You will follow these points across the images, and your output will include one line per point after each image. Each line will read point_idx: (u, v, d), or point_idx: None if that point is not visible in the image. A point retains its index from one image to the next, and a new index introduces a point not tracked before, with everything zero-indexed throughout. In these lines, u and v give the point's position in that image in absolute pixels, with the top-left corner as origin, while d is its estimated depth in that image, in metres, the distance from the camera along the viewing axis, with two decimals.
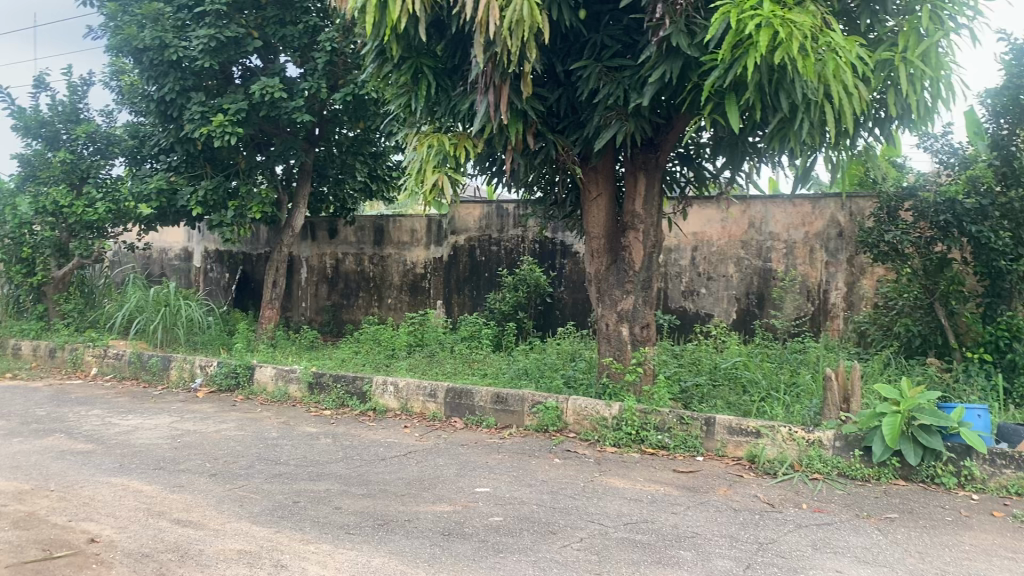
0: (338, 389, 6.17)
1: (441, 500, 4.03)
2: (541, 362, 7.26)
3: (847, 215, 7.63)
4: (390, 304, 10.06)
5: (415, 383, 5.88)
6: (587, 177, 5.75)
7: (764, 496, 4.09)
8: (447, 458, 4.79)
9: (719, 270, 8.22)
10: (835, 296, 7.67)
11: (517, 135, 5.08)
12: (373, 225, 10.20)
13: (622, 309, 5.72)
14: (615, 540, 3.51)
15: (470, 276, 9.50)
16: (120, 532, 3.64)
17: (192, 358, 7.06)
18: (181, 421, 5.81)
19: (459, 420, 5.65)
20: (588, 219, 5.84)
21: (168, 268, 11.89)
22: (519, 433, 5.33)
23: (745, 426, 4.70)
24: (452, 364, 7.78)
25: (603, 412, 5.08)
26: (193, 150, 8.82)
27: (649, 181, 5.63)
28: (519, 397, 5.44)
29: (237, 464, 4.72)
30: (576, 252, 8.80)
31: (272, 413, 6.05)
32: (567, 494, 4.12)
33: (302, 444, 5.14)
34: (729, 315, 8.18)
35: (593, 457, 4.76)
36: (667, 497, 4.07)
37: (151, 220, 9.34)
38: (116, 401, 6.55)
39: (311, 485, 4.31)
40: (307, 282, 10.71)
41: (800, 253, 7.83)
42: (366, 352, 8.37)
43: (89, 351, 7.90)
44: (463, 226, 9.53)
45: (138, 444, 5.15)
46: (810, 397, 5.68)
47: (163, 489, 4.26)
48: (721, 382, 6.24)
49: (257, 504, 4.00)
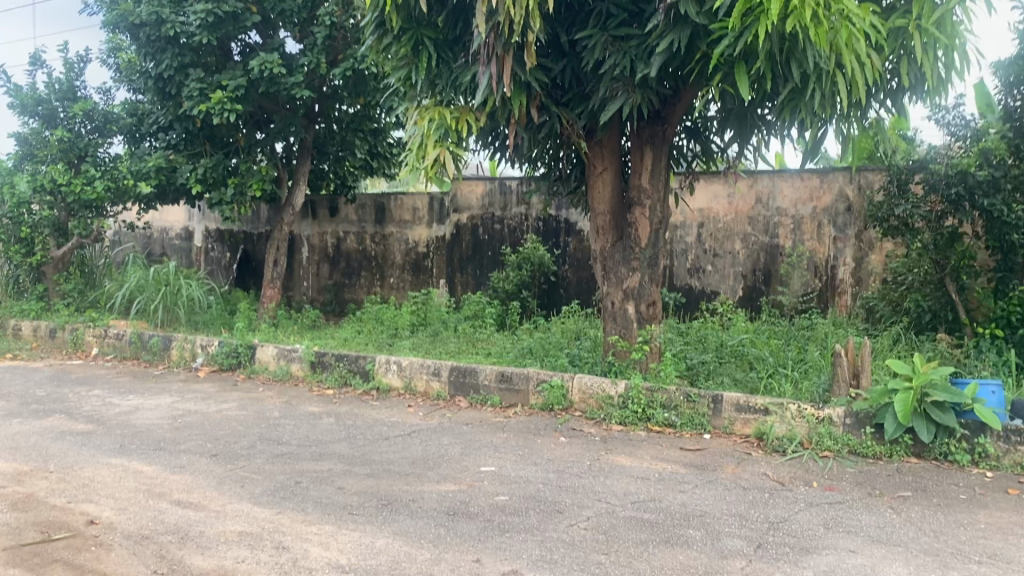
0: (341, 368, 6.10)
1: (446, 480, 3.96)
2: (545, 341, 7.18)
3: (856, 189, 7.52)
4: (392, 283, 9.98)
5: (418, 361, 5.81)
6: (592, 152, 5.64)
7: (773, 474, 4.02)
8: (452, 437, 4.72)
9: (725, 247, 8.12)
10: (843, 272, 7.58)
11: (520, 108, 4.99)
12: (375, 203, 10.09)
13: (628, 286, 5.64)
14: (623, 519, 3.43)
15: (473, 255, 9.40)
16: (119, 513, 3.58)
17: (193, 338, 7.00)
18: (182, 400, 5.75)
19: (463, 399, 5.58)
20: (593, 195, 5.74)
21: (169, 247, 11.82)
22: (524, 411, 5.26)
23: (754, 403, 4.62)
24: (455, 343, 7.71)
25: (609, 390, 5.01)
26: (192, 128, 8.72)
27: (656, 155, 5.52)
28: (523, 375, 5.37)
29: (239, 444, 4.66)
30: (580, 230, 8.70)
31: (274, 392, 5.98)
32: (574, 473, 4.05)
33: (305, 423, 5.07)
34: (735, 292, 8.09)
35: (600, 436, 4.69)
36: (675, 476, 4.00)
37: (150, 199, 9.24)
38: (117, 381, 6.49)
39: (313, 465, 4.24)
40: (309, 261, 10.63)
41: (808, 229, 7.73)
42: (369, 331, 8.30)
43: (89, 331, 7.83)
44: (466, 204, 9.42)
45: (139, 425, 5.09)
46: (819, 373, 5.61)
47: (163, 470, 4.19)
48: (727, 359, 6.17)
49: (258, 485, 3.94)
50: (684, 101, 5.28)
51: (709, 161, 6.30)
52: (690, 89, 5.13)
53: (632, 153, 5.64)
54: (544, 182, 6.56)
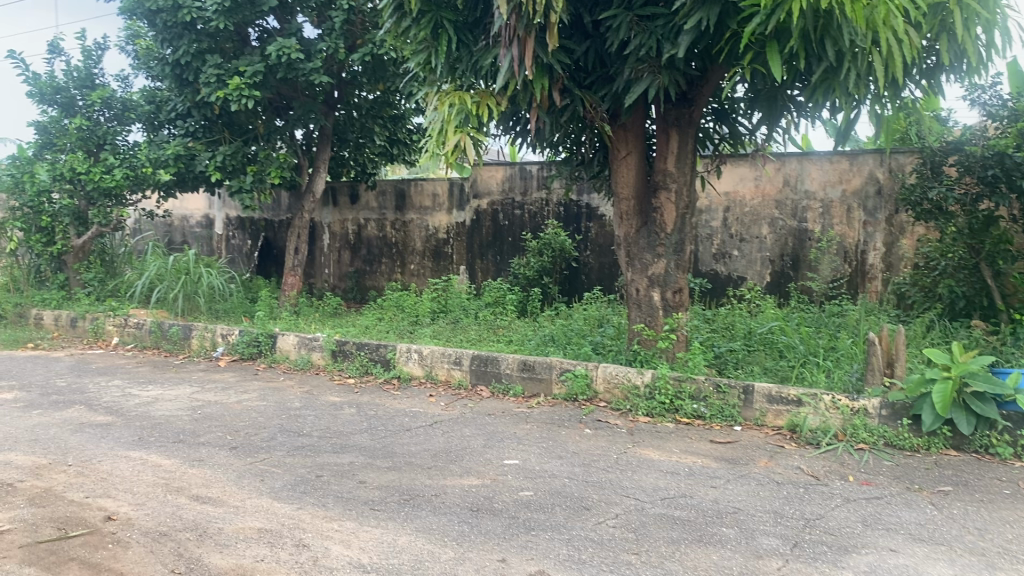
0: (361, 357, 6.02)
1: (469, 474, 3.87)
2: (568, 328, 7.07)
3: (886, 172, 7.33)
4: (413, 270, 9.89)
5: (439, 350, 5.71)
6: (616, 135, 5.49)
7: (807, 468, 3.89)
8: (474, 428, 4.62)
9: (752, 231, 7.96)
10: (873, 257, 7.41)
11: (542, 91, 4.85)
12: (395, 189, 9.99)
13: (653, 273, 5.51)
14: (653, 517, 3.32)
15: (494, 241, 9.28)
16: (138, 509, 3.51)
17: (213, 327, 6.94)
18: (202, 391, 5.70)
19: (485, 389, 5.49)
20: (617, 180, 5.60)
21: (190, 235, 11.80)
22: (547, 401, 5.15)
23: (786, 394, 4.49)
24: (477, 331, 7.61)
25: (635, 380, 4.89)
26: (210, 115, 8.65)
27: (682, 138, 5.36)
28: (547, 364, 5.26)
29: (259, 436, 4.59)
30: (602, 215, 8.55)
31: (294, 382, 5.91)
32: (600, 467, 3.94)
33: (326, 414, 4.99)
34: (763, 277, 7.93)
35: (626, 427, 4.57)
36: (705, 470, 3.88)
37: (169, 186, 9.20)
38: (137, 371, 6.46)
39: (334, 458, 4.16)
40: (330, 248, 10.56)
41: (837, 213, 7.56)
42: (389, 319, 8.22)
43: (110, 320, 7.81)
44: (486, 190, 9.30)
45: (158, 416, 5.04)
46: (852, 361, 5.46)
47: (182, 463, 4.13)
48: (756, 348, 6.09)
49: (278, 479, 3.86)
50: (711, 82, 5.12)
51: (736, 144, 6.14)
52: (717, 70, 4.98)
53: (657, 136, 5.49)
54: (566, 167, 6.43)
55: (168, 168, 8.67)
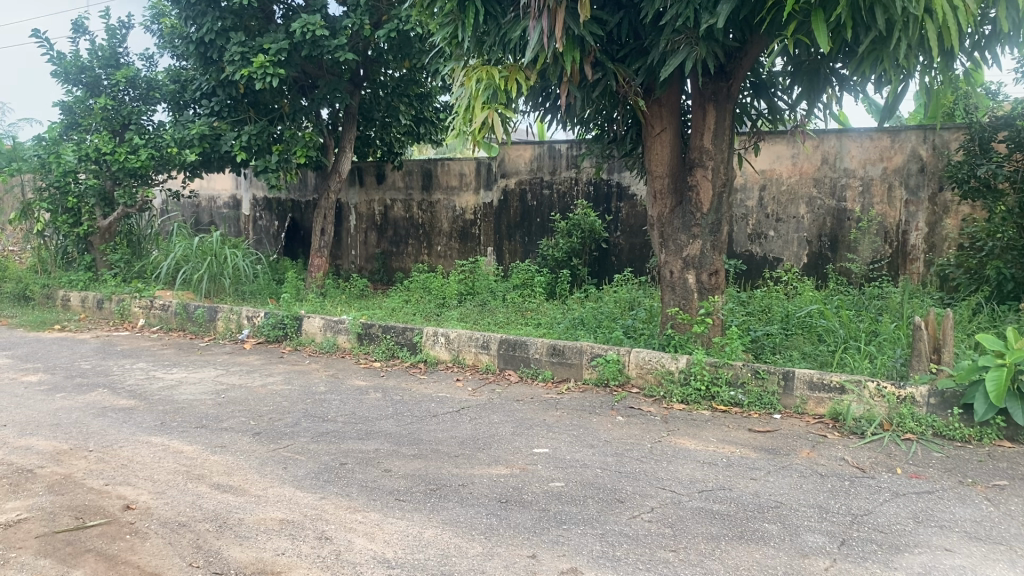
0: (387, 340, 5.90)
1: (498, 462, 3.73)
2: (598, 311, 6.90)
3: (930, 149, 7.06)
4: (440, 252, 9.75)
5: (467, 334, 5.57)
6: (650, 111, 5.31)
7: (852, 460, 3.70)
8: (503, 415, 4.48)
9: (789, 211, 7.72)
10: (915, 237, 7.16)
11: (573, 65, 4.67)
12: (421, 169, 9.85)
13: (688, 255, 5.35)
14: (690, 511, 3.17)
15: (521, 222, 9.11)
16: (157, 498, 3.42)
17: (239, 309, 6.85)
18: (226, 374, 5.61)
19: (513, 373, 5.35)
20: (651, 157, 5.43)
21: (217, 216, 11.77)
22: (578, 387, 4.99)
23: (828, 381, 4.30)
24: (504, 314, 7.47)
25: (669, 365, 4.73)
26: (235, 94, 8.55)
27: (719, 115, 5.15)
28: (577, 348, 5.10)
29: (282, 421, 4.48)
30: (632, 195, 8.35)
31: (319, 365, 5.81)
32: (635, 456, 3.78)
33: (351, 399, 4.88)
34: (800, 258, 7.70)
35: (660, 415, 4.40)
36: (744, 461, 3.71)
37: (195, 167, 9.13)
38: (162, 353, 6.39)
39: (359, 445, 4.04)
40: (356, 229, 10.46)
41: (878, 192, 7.29)
42: (416, 301, 8.10)
43: (136, 302, 7.75)
44: (514, 169, 9.12)
45: (182, 400, 4.96)
46: (896, 346, 5.25)
47: (204, 450, 4.04)
48: (794, 331, 5.95)
49: (301, 467, 3.75)
50: (750, 54, 4.90)
51: (775, 119, 5.92)
52: (758, 42, 4.75)
53: (693, 112, 5.29)
54: (597, 144, 6.25)
55: (193, 148, 8.59)
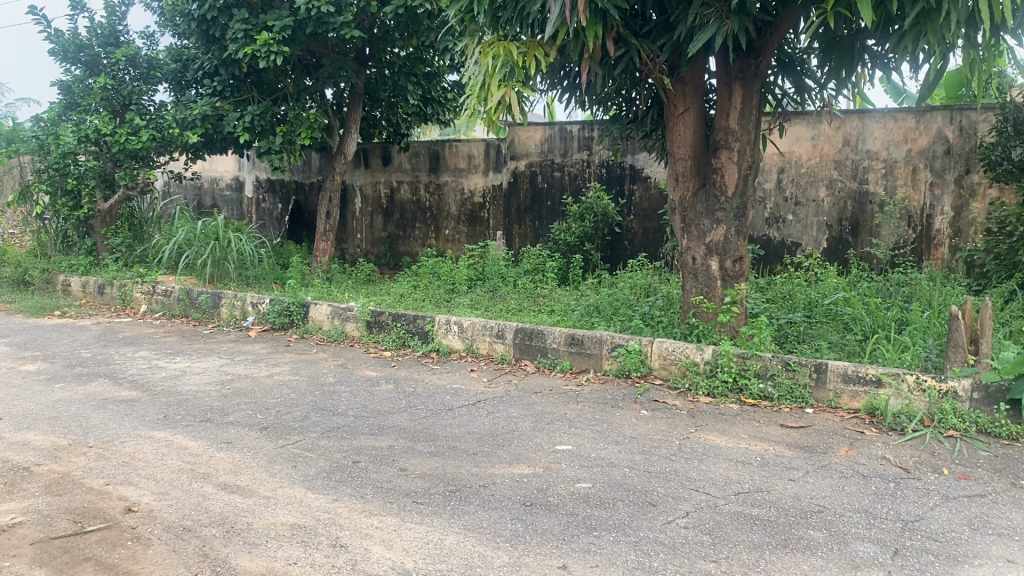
0: (398, 328, 5.70)
1: (520, 461, 3.53)
2: (613, 298, 6.69)
3: (956, 131, 6.81)
4: (448, 236, 9.53)
5: (481, 322, 5.37)
6: (673, 90, 5.08)
7: (895, 459, 3.50)
8: (521, 408, 4.28)
9: (808, 194, 7.48)
10: (940, 221, 6.92)
11: (595, 41, 4.44)
12: (429, 150, 9.61)
13: (711, 240, 5.13)
14: (728, 516, 2.97)
15: (532, 205, 8.89)
16: (161, 499, 3.23)
17: (243, 296, 6.64)
18: (231, 364, 5.41)
19: (530, 363, 5.14)
20: (674, 138, 5.20)
21: (220, 199, 11.56)
22: (598, 378, 4.79)
23: (863, 373, 4.09)
24: (516, 300, 7.26)
25: (694, 356, 4.52)
26: (238, 73, 8.33)
27: (747, 94, 4.93)
28: (596, 338, 4.90)
29: (290, 415, 4.28)
30: (646, 177, 8.11)
31: (327, 354, 5.60)
32: (663, 455, 3.58)
33: (361, 391, 4.67)
34: (820, 243, 7.46)
35: (686, 409, 4.20)
36: (780, 460, 3.51)
37: (197, 148, 8.91)
38: (165, 341, 6.19)
39: (372, 441, 3.84)
40: (362, 213, 10.22)
41: (901, 174, 7.06)
42: (425, 287, 7.89)
43: (137, 288, 7.54)
44: (524, 151, 8.88)
45: (185, 392, 4.76)
46: (929, 337, 5.04)
47: (209, 446, 3.84)
48: (818, 320, 5.73)
49: (312, 466, 3.55)
50: (781, 29, 4.67)
51: (802, 99, 5.69)
52: (791, 16, 4.53)
53: (718, 91, 5.06)
54: (615, 125, 6.03)
55: (196, 130, 8.37)
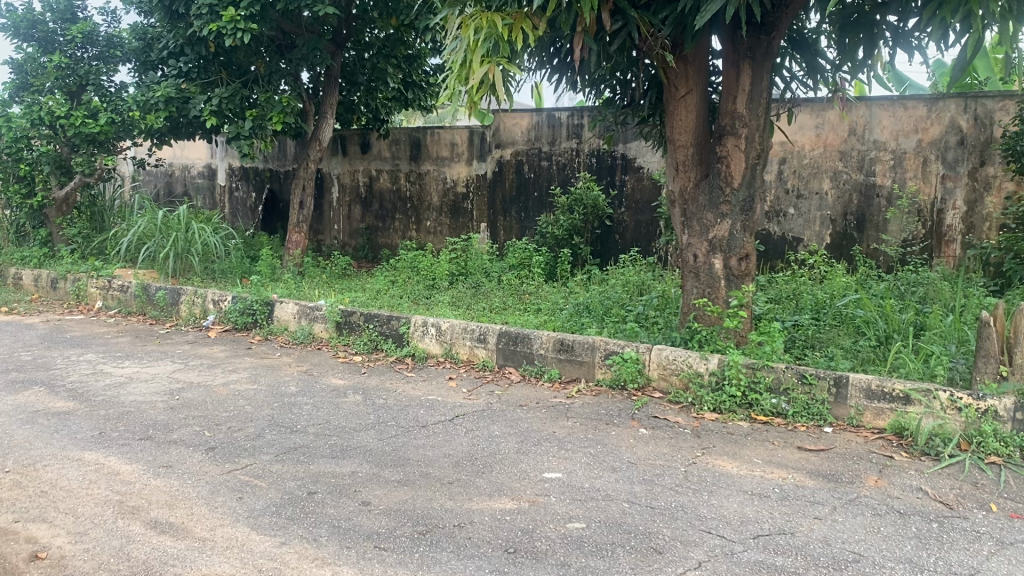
0: (370, 331, 5.19)
1: (500, 493, 3.05)
2: (604, 296, 6.20)
3: (970, 120, 6.38)
4: (429, 227, 9.02)
5: (461, 324, 4.88)
6: (674, 70, 4.59)
7: (932, 492, 3.04)
8: (504, 426, 3.78)
9: (811, 186, 7.02)
10: (952, 216, 6.49)
11: (591, 12, 3.95)
12: (409, 137, 9.07)
13: (714, 237, 4.67)
14: (748, 567, 2.50)
15: (517, 195, 8.39)
16: (77, 542, 2.73)
17: (203, 293, 6.12)
18: (184, 369, 4.89)
19: (514, 371, 4.66)
20: (674, 124, 4.73)
21: (191, 187, 11.00)
22: (590, 390, 4.30)
23: (889, 389, 3.64)
24: (501, 297, 6.77)
25: (697, 366, 4.06)
26: (205, 52, 7.80)
27: (756, 75, 4.45)
28: (589, 344, 4.42)
29: (243, 433, 3.78)
30: (639, 167, 7.64)
31: (292, 359, 5.09)
32: (667, 486, 3.10)
33: (325, 404, 4.17)
34: (823, 239, 7.01)
35: (691, 428, 3.72)
36: (802, 493, 3.04)
37: (162, 132, 8.35)
38: (116, 342, 5.66)
39: (333, 466, 3.35)
40: (339, 203, 9.68)
41: (911, 165, 6.61)
42: (402, 283, 7.39)
43: (92, 282, 6.99)
44: (509, 139, 8.39)
45: (129, 403, 4.24)
46: (950, 344, 4.61)
47: (144, 472, 3.33)
48: (828, 324, 5.30)
49: (260, 499, 3.05)
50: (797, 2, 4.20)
51: (814, 84, 5.20)
52: None
53: (724, 71, 4.58)
54: (608, 110, 5.54)
55: (159, 113, 7.82)
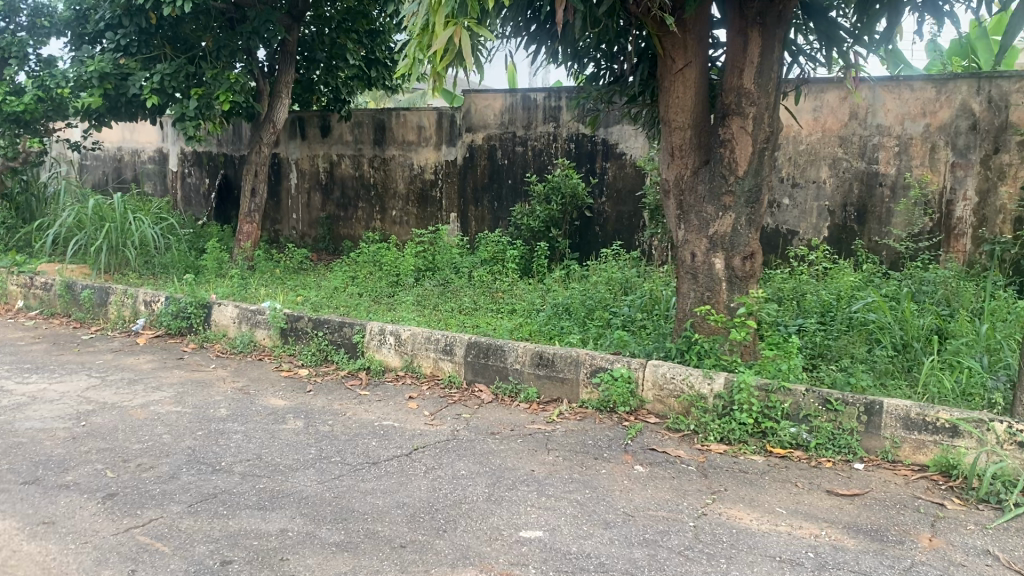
0: (319, 338, 4.52)
1: (466, 563, 2.40)
2: (585, 295, 5.56)
3: (984, 103, 5.79)
4: (394, 217, 8.32)
5: (422, 333, 4.24)
6: (671, 38, 3.95)
7: (1004, 556, 2.43)
8: (472, 462, 3.14)
9: (808, 174, 6.42)
10: (962, 208, 5.90)
11: None
12: (373, 120, 8.35)
13: (715, 232, 4.06)
14: None
15: (490, 183, 7.73)
16: None
17: (133, 292, 5.39)
18: (99, 386, 4.18)
19: (485, 389, 4.02)
20: (668, 101, 4.10)
21: (140, 172, 10.20)
22: (573, 413, 3.67)
23: (932, 419, 3.05)
24: (470, 296, 6.11)
25: (701, 388, 3.45)
26: (145, 24, 7.05)
27: (766, 45, 3.83)
28: (571, 358, 3.79)
29: (152, 474, 3.10)
30: (621, 153, 7.01)
31: (228, 373, 4.40)
32: (674, 550, 2.48)
33: (259, 432, 3.50)
34: (821, 231, 6.41)
35: (696, 464, 3.10)
36: (843, 559, 2.43)
37: (100, 113, 7.57)
38: (27, 350, 4.92)
39: (258, 523, 2.69)
40: (297, 189, 8.93)
41: (918, 152, 6.02)
42: (363, 279, 6.71)
43: (12, 279, 6.22)
44: (481, 122, 7.72)
45: (23, 432, 3.53)
46: (982, 356, 4.05)
47: (19, 531, 2.64)
48: (838, 330, 4.70)
49: (158, 573, 2.38)
50: None
51: (828, 58, 4.54)
52: None
53: (728, 41, 3.96)
54: (593, 87, 4.92)
55: (92, 91, 7.04)
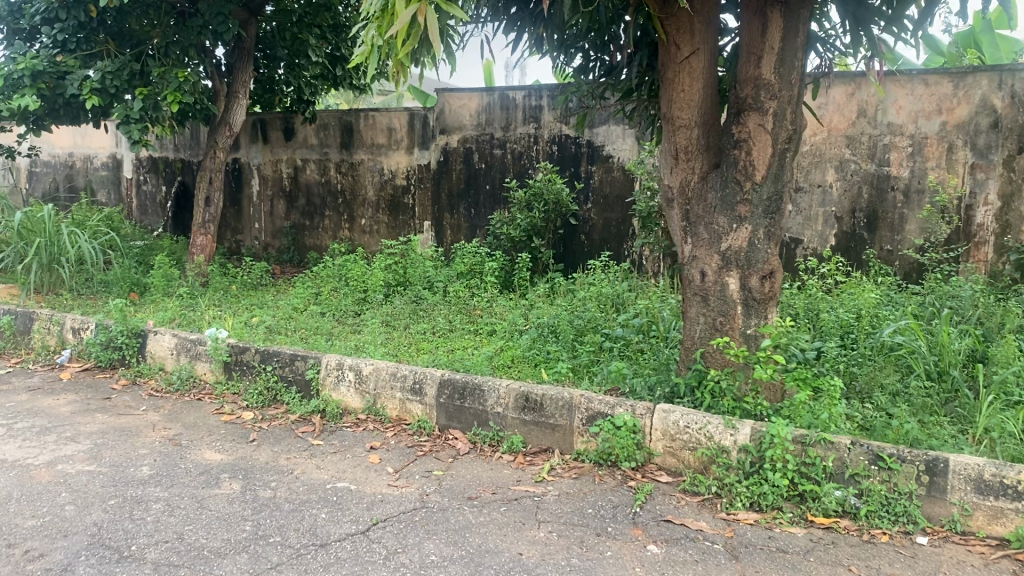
0: (266, 375, 3.89)
1: None
2: (575, 314, 4.95)
3: (1007, 98, 5.18)
4: (364, 226, 7.68)
5: (386, 369, 3.62)
6: (675, 19, 3.37)
7: None
8: (444, 543, 2.52)
9: (812, 177, 5.84)
10: (982, 214, 5.29)
11: None
12: (340, 121, 7.71)
13: (729, 247, 3.46)
14: None
15: (466, 189, 7.12)
16: None
17: (61, 318, 4.74)
18: (3, 437, 3.51)
19: (461, 436, 3.42)
20: (673, 94, 3.51)
21: (91, 180, 9.47)
22: (567, 469, 3.07)
23: (1011, 482, 2.48)
24: (445, 315, 5.47)
25: (724, 442, 2.88)
26: (83, 17, 6.34)
27: (788, 27, 3.25)
28: (561, 401, 3.20)
29: (40, 565, 2.43)
30: (608, 156, 6.43)
31: (161, 417, 3.76)
32: None
33: (184, 502, 2.86)
34: (827, 240, 5.83)
35: (723, 541, 2.51)
36: None
37: (37, 116, 6.86)
38: None
39: None
40: (259, 197, 8.26)
41: (933, 152, 5.42)
42: (326, 296, 6.06)
43: None
44: (456, 123, 7.11)
45: None
46: None
47: None
48: (864, 354, 4.12)
49: None
50: None
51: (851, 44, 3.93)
52: None
53: (743, 23, 3.38)
54: (581, 79, 4.33)
55: (24, 91, 6.34)
